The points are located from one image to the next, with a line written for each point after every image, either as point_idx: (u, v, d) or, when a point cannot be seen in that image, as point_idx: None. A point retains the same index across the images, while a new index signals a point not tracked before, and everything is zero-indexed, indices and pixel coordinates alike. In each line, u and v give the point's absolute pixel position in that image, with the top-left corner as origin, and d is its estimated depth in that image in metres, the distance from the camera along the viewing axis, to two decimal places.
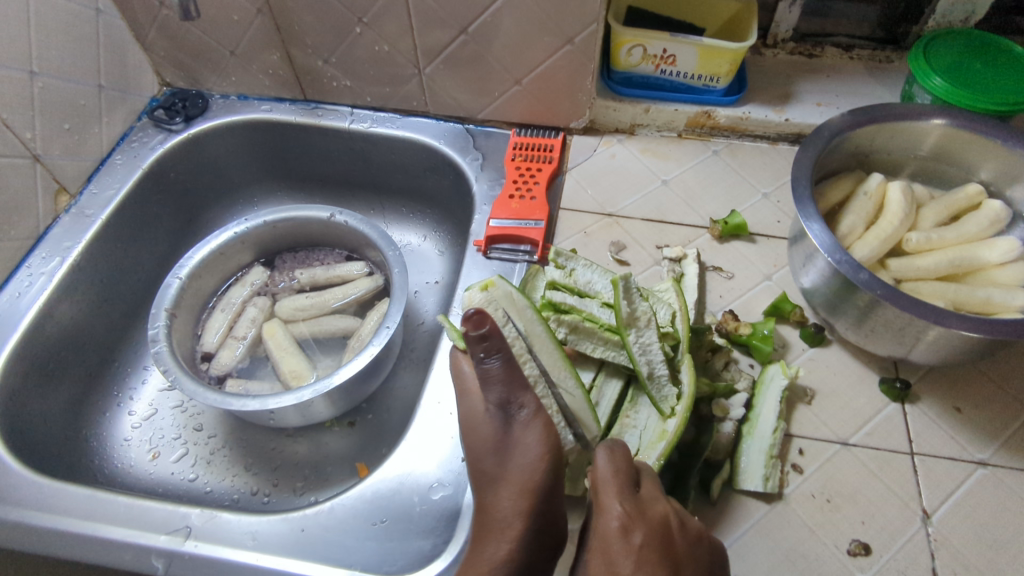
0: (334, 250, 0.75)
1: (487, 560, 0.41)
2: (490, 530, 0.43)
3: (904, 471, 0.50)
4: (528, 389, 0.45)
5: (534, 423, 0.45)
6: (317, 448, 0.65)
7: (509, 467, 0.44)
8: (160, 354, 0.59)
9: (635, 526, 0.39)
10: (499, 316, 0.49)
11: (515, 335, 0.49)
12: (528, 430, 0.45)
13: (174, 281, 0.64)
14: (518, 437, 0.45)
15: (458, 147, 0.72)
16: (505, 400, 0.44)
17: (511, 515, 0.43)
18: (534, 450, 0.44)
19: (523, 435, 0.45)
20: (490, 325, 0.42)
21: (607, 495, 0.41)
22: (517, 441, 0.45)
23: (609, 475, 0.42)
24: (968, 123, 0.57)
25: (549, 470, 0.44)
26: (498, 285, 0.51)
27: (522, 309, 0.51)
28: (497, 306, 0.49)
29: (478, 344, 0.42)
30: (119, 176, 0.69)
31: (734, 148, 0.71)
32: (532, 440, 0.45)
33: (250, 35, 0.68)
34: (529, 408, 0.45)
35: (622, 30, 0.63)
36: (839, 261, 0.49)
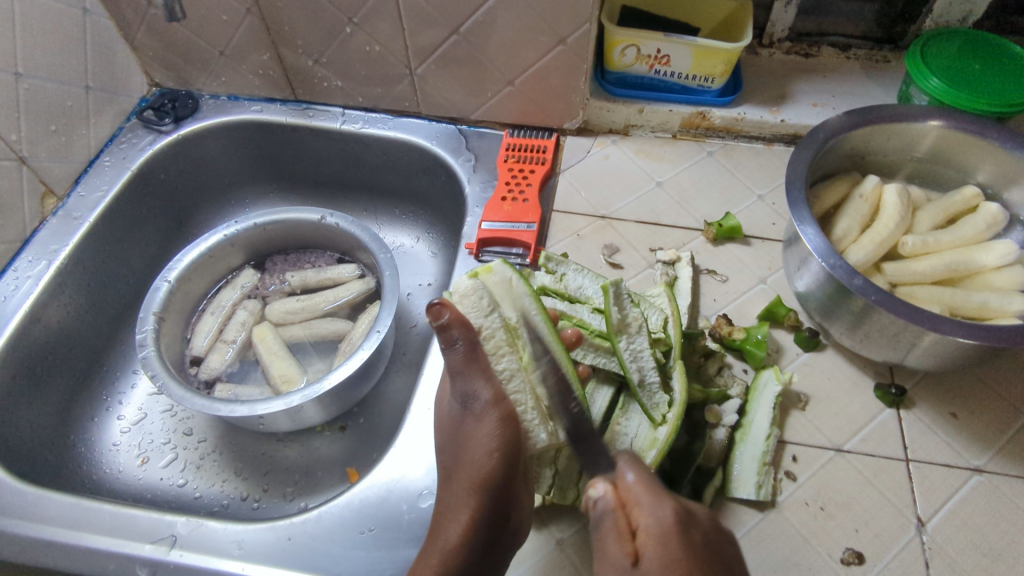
0: (325, 252, 0.74)
1: (438, 547, 0.44)
2: (445, 519, 0.45)
3: (899, 478, 0.50)
4: (486, 379, 0.46)
5: (488, 415, 0.45)
6: (308, 452, 0.64)
7: (464, 459, 0.46)
8: (147, 358, 0.58)
9: (690, 524, 0.39)
10: (484, 307, 0.48)
11: (497, 326, 0.48)
12: (483, 420, 0.45)
13: (163, 284, 0.64)
14: (473, 427, 0.46)
15: (451, 148, 0.72)
16: (462, 390, 0.46)
17: (462, 507, 0.45)
18: (487, 439, 0.45)
19: (475, 425, 0.46)
20: (449, 315, 0.44)
21: (646, 501, 0.40)
22: (471, 431, 0.46)
23: (646, 479, 0.41)
24: (965, 125, 0.56)
25: (502, 461, 0.45)
26: (494, 272, 0.51)
27: (512, 294, 0.50)
28: (484, 296, 0.48)
29: (439, 335, 0.44)
30: (107, 178, 0.69)
31: (730, 149, 0.71)
32: (485, 432, 0.45)
33: (239, 34, 0.67)
34: (484, 397, 0.45)
35: (615, 30, 0.62)
36: (834, 266, 0.49)
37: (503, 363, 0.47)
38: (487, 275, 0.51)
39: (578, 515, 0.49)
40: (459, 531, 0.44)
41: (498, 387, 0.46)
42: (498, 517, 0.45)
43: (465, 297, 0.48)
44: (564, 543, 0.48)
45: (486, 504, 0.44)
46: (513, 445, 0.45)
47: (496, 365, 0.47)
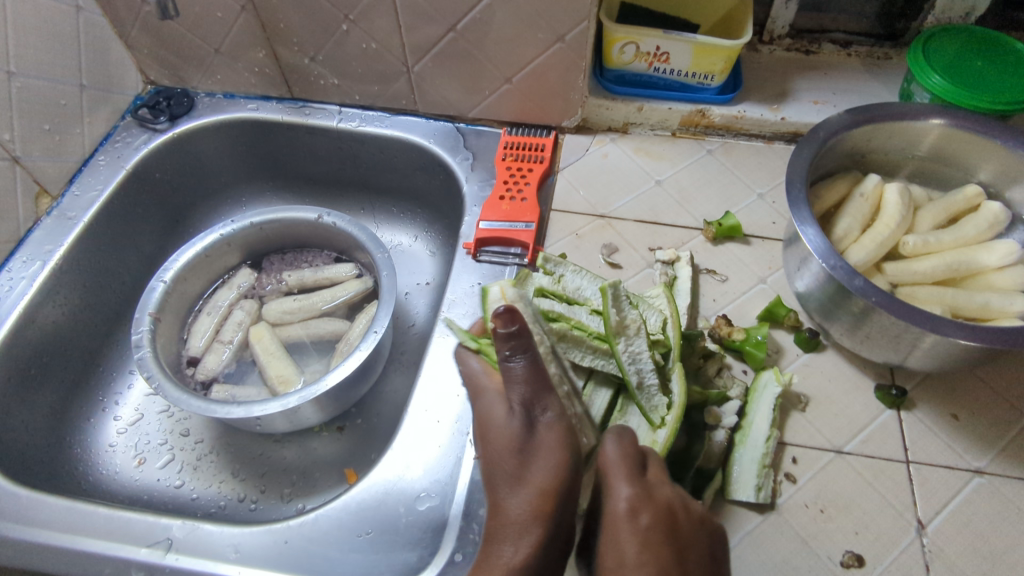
0: (322, 252, 0.74)
1: (500, 572, 0.37)
2: (499, 544, 0.39)
3: (899, 480, 0.49)
4: (550, 395, 0.44)
5: (554, 428, 0.43)
6: (306, 453, 0.64)
7: (527, 471, 0.41)
8: (144, 359, 0.58)
9: (642, 508, 0.39)
10: (528, 315, 0.50)
11: (541, 334, 0.49)
12: (547, 435, 0.42)
13: (159, 284, 0.63)
14: (539, 446, 0.42)
15: (448, 146, 0.71)
16: (524, 403, 0.43)
17: (525, 528, 0.39)
18: (554, 458, 0.41)
19: (541, 441, 0.42)
20: (520, 323, 0.42)
21: (613, 478, 0.41)
22: (536, 450, 0.42)
23: (618, 457, 0.42)
24: (967, 123, 0.56)
25: (568, 480, 0.41)
26: (510, 289, 0.52)
27: (526, 307, 0.51)
28: (525, 305, 0.51)
29: (504, 342, 0.42)
30: (102, 177, 0.68)
31: (729, 147, 0.70)
32: (553, 445, 0.42)
33: (234, 32, 0.66)
34: (548, 415, 0.43)
35: (614, 27, 0.61)
36: (834, 267, 0.48)
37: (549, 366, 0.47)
38: (497, 292, 0.52)
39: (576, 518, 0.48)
40: (528, 553, 0.38)
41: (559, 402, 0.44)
42: (557, 539, 0.40)
43: (506, 306, 0.49)
44: None
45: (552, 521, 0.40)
46: (574, 464, 0.42)
47: (548, 369, 0.47)
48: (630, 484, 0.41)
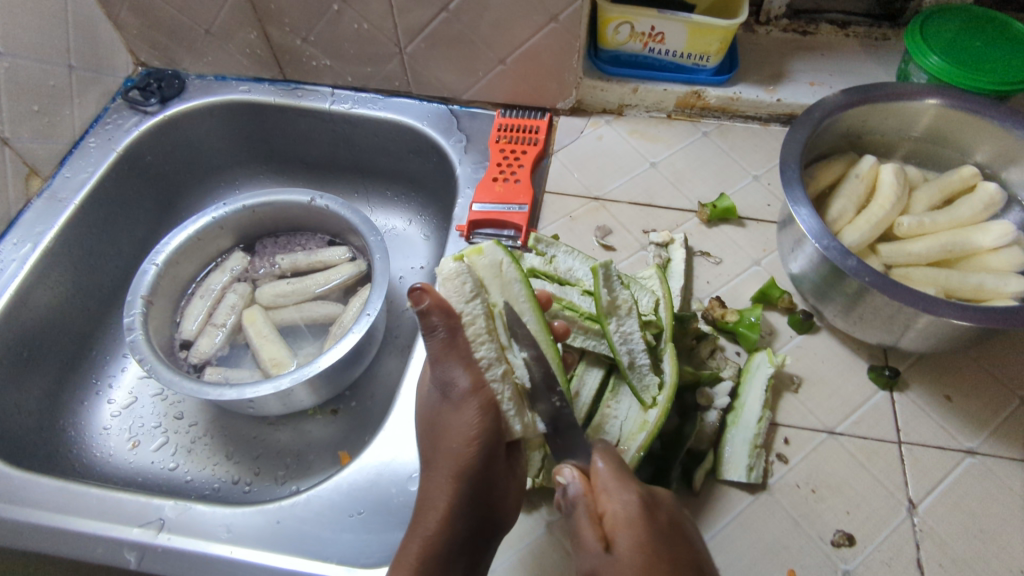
0: (315, 235, 0.73)
1: (419, 533, 0.43)
2: (427, 503, 0.44)
3: (891, 460, 0.50)
4: (465, 365, 0.44)
5: (467, 403, 0.44)
6: (300, 436, 0.64)
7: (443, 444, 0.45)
8: (136, 342, 0.57)
9: (654, 507, 0.40)
10: (465, 293, 0.46)
11: (478, 314, 0.46)
12: (461, 408, 0.44)
13: (150, 267, 0.63)
14: (452, 414, 0.44)
15: (442, 128, 0.70)
16: (442, 374, 0.44)
17: (440, 491, 0.44)
18: (466, 427, 0.44)
19: (455, 413, 0.44)
20: (429, 301, 0.42)
21: (604, 495, 0.40)
22: (448, 416, 0.44)
23: (613, 475, 0.41)
24: (964, 103, 0.55)
25: (480, 443, 0.44)
26: (484, 253, 0.48)
27: (492, 277, 0.48)
28: (466, 282, 0.46)
29: (420, 321, 0.42)
30: (92, 160, 0.68)
31: (725, 129, 0.70)
32: (463, 421, 0.44)
33: (224, 13, 0.66)
34: (463, 386, 0.43)
35: (608, 6, 0.61)
36: (827, 247, 0.48)
37: (482, 351, 0.45)
38: (479, 257, 0.48)
39: None
40: (439, 515, 0.44)
41: (478, 374, 0.44)
42: (478, 502, 0.44)
43: (447, 283, 0.46)
44: (553, 526, 0.47)
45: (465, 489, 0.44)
46: (494, 425, 0.44)
47: (477, 353, 0.45)
48: (625, 498, 0.40)
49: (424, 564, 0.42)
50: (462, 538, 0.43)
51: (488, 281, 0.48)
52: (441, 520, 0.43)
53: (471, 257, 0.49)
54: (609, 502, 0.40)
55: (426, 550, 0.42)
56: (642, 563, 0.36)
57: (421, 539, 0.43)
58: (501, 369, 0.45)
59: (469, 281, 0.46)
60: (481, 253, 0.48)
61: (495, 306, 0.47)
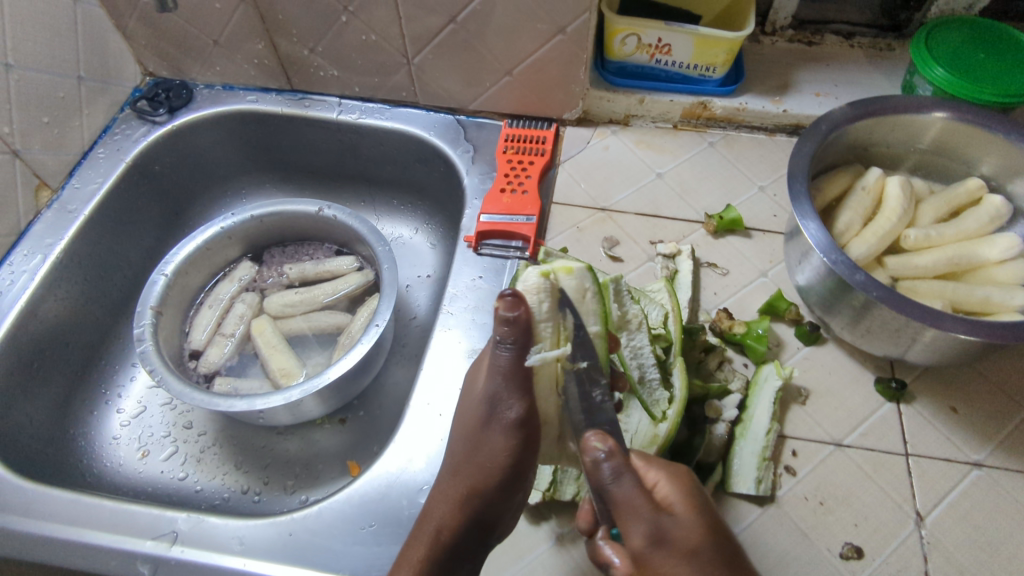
0: (323, 244, 0.73)
1: (423, 535, 0.44)
2: (426, 520, 0.45)
3: (898, 472, 0.50)
4: (523, 397, 0.43)
5: (508, 433, 0.44)
6: (309, 445, 0.64)
7: (471, 461, 0.45)
8: (146, 353, 0.58)
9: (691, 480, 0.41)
10: (542, 313, 0.43)
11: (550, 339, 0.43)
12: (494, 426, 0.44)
13: (160, 277, 0.63)
14: (490, 437, 0.44)
15: (449, 139, 0.71)
16: (498, 396, 0.43)
17: (449, 507, 0.45)
18: (503, 452, 0.44)
19: (495, 436, 0.44)
20: (523, 311, 0.39)
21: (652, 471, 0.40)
22: (485, 438, 0.44)
23: (645, 459, 0.42)
24: (970, 116, 0.55)
25: (507, 468, 0.45)
26: (572, 274, 0.45)
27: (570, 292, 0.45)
28: (545, 301, 0.43)
29: (501, 327, 0.39)
30: (102, 171, 0.68)
31: (731, 139, 0.70)
32: (498, 444, 0.44)
33: (233, 23, 0.66)
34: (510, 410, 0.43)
35: (615, 18, 0.61)
36: (835, 261, 0.48)
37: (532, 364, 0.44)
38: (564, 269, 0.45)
39: (577, 510, 0.48)
40: (445, 534, 0.44)
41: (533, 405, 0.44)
42: (483, 524, 0.45)
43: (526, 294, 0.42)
44: (564, 539, 0.47)
45: (475, 509, 0.45)
46: (525, 450, 0.45)
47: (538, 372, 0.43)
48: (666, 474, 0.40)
49: (427, 560, 0.43)
50: (464, 551, 0.44)
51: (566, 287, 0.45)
52: (445, 530, 0.44)
53: (558, 272, 0.45)
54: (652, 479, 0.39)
55: (431, 553, 0.43)
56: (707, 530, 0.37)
57: (423, 545, 0.44)
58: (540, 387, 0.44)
59: (548, 302, 0.43)
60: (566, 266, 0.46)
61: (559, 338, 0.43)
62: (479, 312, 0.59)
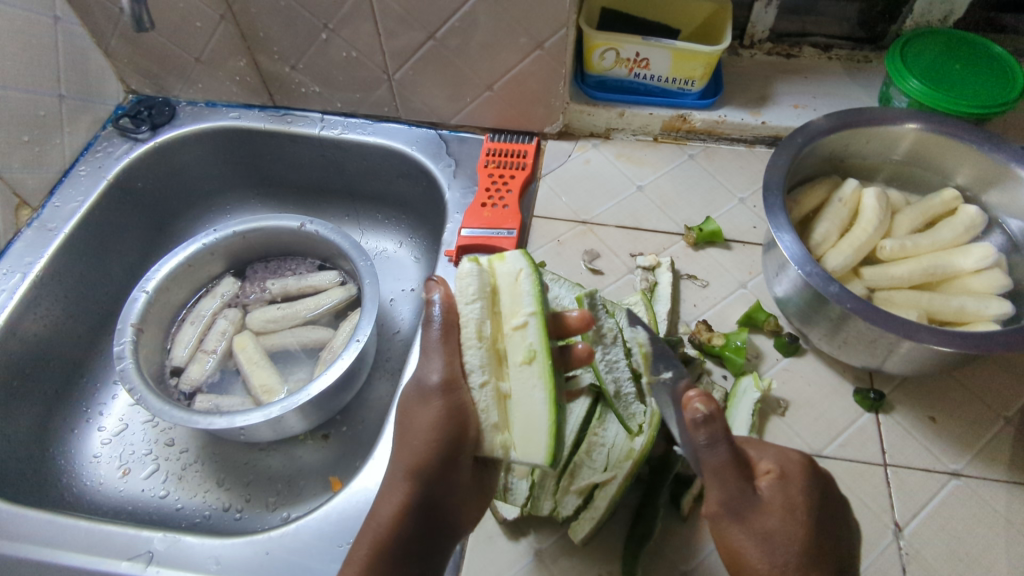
0: (306, 259, 0.73)
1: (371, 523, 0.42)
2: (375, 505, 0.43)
3: (877, 483, 0.50)
4: (442, 356, 0.42)
5: (437, 399, 0.41)
6: (291, 461, 0.64)
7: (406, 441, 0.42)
8: (125, 371, 0.58)
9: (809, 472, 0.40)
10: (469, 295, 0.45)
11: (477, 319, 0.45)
12: (430, 403, 0.41)
13: (140, 294, 0.63)
14: (418, 411, 0.42)
15: (431, 153, 0.71)
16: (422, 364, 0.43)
17: (396, 488, 0.42)
18: (432, 425, 0.41)
19: (421, 410, 0.42)
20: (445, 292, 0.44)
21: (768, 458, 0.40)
22: (416, 412, 0.42)
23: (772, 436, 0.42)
24: (944, 128, 0.56)
25: (437, 452, 0.41)
26: (506, 262, 0.47)
27: (521, 291, 0.46)
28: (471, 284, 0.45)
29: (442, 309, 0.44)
30: (83, 188, 0.68)
31: (711, 151, 0.70)
32: (427, 420, 0.41)
33: (214, 40, 0.66)
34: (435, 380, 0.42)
35: (593, 34, 0.62)
36: (810, 273, 0.49)
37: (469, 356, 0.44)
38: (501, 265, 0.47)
39: (556, 525, 0.48)
40: (393, 512, 0.42)
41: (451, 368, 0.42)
42: (432, 507, 0.42)
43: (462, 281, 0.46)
44: (543, 554, 0.47)
45: (419, 492, 0.42)
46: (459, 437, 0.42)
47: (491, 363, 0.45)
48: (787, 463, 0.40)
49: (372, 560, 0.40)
50: (415, 537, 0.42)
51: (507, 288, 0.46)
52: (391, 523, 0.41)
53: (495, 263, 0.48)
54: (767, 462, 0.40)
55: (378, 548, 0.41)
56: (805, 527, 0.37)
57: (372, 540, 0.41)
58: (484, 379, 0.43)
59: (475, 284, 0.45)
60: (506, 263, 0.47)
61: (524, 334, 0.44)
62: None
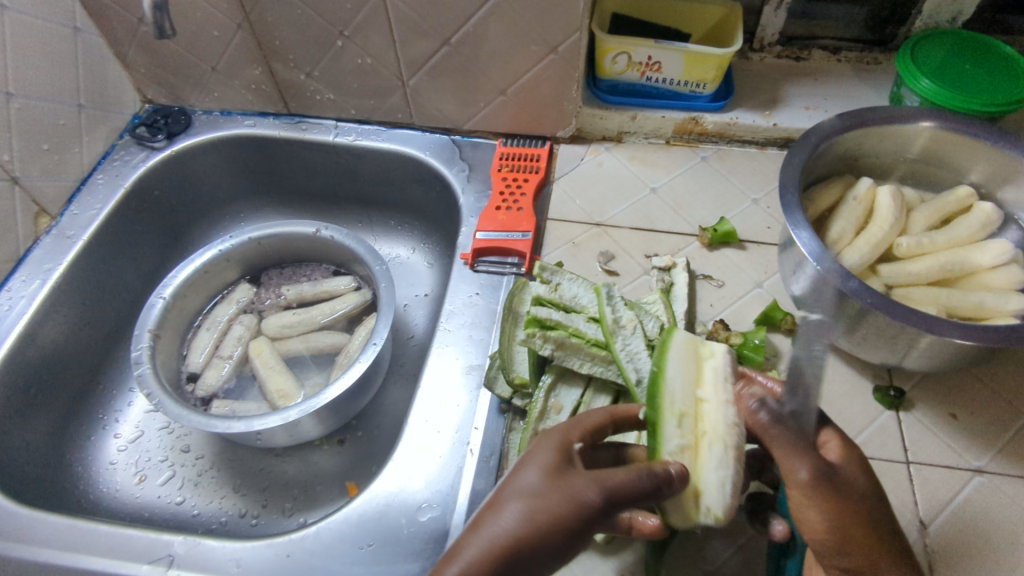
0: (320, 265, 0.74)
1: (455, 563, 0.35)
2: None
3: (900, 481, 0.49)
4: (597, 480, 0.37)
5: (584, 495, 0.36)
6: (307, 466, 0.64)
7: (525, 496, 0.37)
8: (143, 376, 0.58)
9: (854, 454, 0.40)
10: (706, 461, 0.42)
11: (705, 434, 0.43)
12: (566, 487, 0.37)
13: (158, 301, 0.63)
14: (549, 482, 0.37)
15: (445, 159, 0.72)
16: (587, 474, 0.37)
17: (486, 542, 0.36)
18: (567, 503, 0.36)
19: (554, 486, 0.37)
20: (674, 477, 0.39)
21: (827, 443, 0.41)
22: (545, 481, 0.37)
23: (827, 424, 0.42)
24: (957, 125, 0.56)
25: (551, 535, 0.36)
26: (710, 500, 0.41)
27: (723, 426, 0.42)
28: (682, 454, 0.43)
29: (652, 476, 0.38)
30: (100, 196, 0.69)
31: (723, 153, 0.71)
32: (555, 494, 0.37)
33: (231, 49, 0.67)
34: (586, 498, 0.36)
35: (605, 37, 0.62)
36: (828, 269, 0.49)
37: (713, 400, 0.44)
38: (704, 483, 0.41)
39: None
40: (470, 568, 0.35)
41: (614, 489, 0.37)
42: None
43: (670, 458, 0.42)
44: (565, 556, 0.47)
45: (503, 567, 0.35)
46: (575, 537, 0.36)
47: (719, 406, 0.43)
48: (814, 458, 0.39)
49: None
50: None
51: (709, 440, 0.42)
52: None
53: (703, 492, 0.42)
54: (795, 468, 0.39)
55: None
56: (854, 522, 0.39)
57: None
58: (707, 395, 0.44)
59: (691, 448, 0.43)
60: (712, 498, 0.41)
61: (715, 356, 0.45)
62: (477, 328, 0.59)
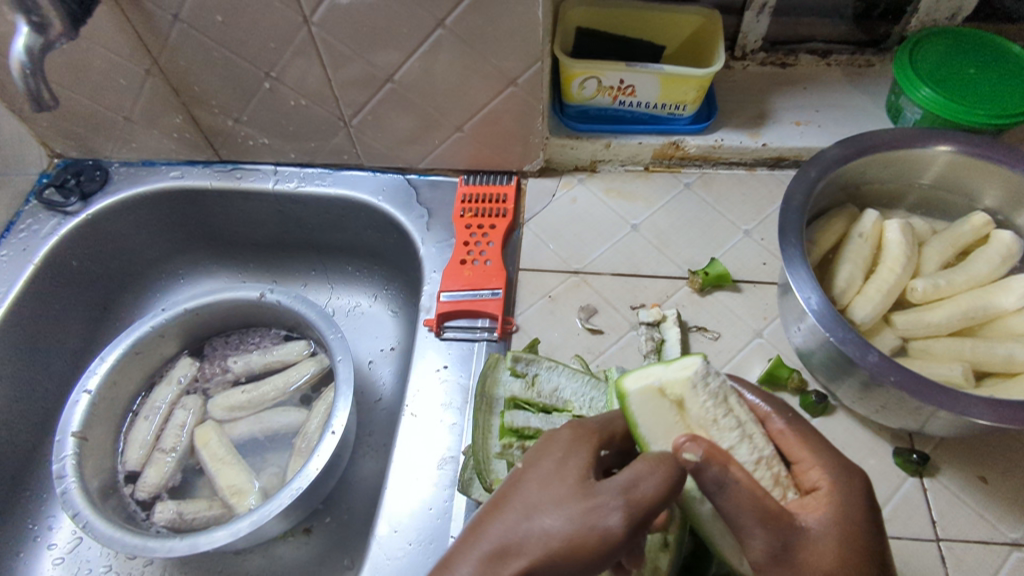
0: (270, 330, 0.66)
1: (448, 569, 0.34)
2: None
3: (931, 563, 0.44)
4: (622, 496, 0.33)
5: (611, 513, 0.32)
6: (271, 564, 0.57)
7: (537, 506, 0.34)
8: (68, 494, 0.52)
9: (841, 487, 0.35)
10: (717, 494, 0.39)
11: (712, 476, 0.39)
12: (588, 502, 0.33)
13: (82, 396, 0.56)
14: (569, 494, 0.34)
15: (400, 203, 0.64)
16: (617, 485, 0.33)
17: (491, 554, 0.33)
18: (583, 516, 0.33)
19: (573, 497, 0.34)
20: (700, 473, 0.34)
21: (812, 471, 0.36)
22: (562, 492, 0.34)
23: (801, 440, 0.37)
24: (972, 148, 0.50)
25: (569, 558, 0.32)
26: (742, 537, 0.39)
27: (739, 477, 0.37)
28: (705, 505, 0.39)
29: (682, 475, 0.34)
30: (8, 276, 0.60)
31: (708, 178, 0.64)
32: (574, 507, 0.33)
33: (142, 97, 0.58)
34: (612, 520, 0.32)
35: (570, 63, 0.55)
36: (842, 338, 0.43)
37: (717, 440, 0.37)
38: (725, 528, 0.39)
39: None
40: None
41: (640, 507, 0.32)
42: None
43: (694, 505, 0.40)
44: None
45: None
46: (594, 561, 0.32)
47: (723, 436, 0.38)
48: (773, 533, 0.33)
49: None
50: None
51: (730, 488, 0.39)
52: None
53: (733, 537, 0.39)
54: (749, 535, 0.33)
55: None
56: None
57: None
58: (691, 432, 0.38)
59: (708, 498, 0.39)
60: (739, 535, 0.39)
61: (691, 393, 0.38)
62: (448, 409, 0.52)
